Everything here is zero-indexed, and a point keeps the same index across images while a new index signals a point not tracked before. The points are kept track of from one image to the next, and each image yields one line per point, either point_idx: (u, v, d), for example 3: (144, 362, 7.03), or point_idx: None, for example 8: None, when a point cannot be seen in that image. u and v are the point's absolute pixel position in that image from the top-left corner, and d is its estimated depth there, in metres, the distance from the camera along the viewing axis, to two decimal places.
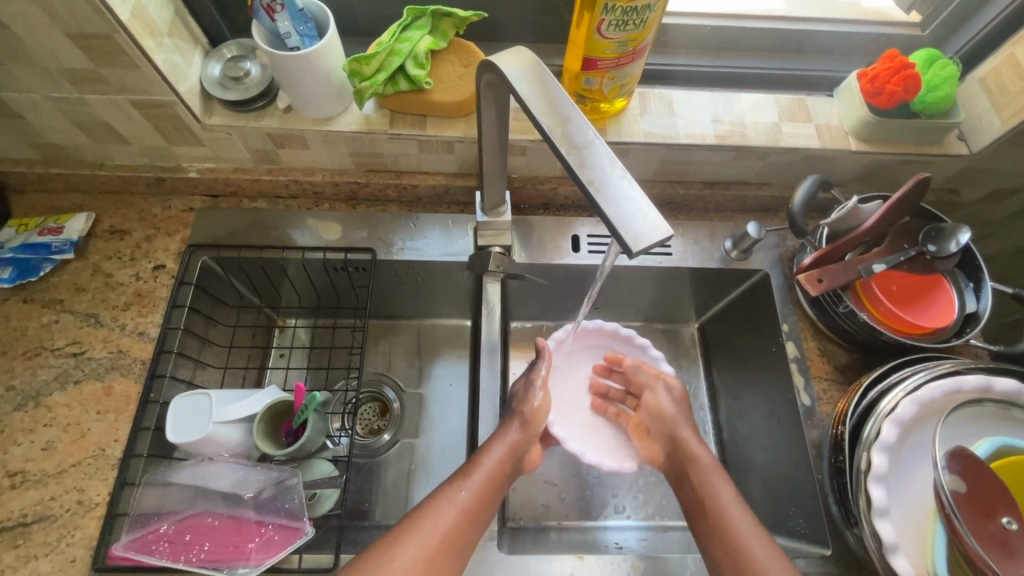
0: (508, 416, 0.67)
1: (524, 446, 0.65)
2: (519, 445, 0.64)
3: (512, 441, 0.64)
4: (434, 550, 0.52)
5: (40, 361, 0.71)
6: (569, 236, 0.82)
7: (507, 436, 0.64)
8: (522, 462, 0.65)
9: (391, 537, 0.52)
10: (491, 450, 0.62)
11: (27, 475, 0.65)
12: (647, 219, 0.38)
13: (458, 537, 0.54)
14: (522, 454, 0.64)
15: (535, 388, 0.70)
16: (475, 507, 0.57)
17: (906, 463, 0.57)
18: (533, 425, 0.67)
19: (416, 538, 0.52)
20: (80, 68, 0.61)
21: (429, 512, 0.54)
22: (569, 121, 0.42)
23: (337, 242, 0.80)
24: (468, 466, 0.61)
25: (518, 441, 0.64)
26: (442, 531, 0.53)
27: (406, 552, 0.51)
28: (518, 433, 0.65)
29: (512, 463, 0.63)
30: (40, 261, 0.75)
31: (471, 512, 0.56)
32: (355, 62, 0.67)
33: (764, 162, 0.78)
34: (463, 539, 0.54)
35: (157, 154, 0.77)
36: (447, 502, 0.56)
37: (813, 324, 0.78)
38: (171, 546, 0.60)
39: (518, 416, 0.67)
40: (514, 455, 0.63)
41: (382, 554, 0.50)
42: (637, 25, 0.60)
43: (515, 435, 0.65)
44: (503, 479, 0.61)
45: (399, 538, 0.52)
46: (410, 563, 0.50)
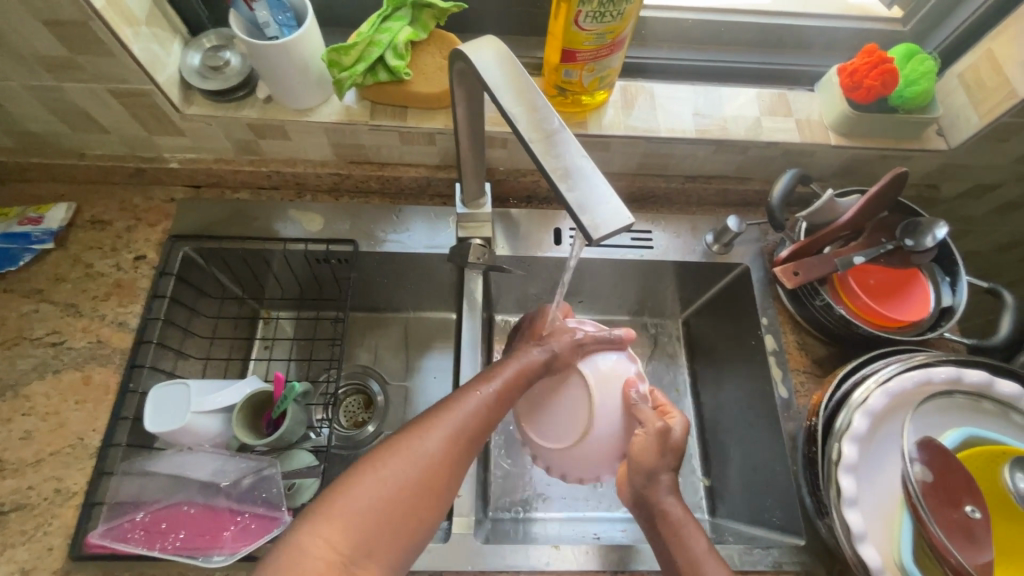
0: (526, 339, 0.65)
1: (541, 368, 0.62)
2: (536, 366, 0.61)
3: (530, 360, 0.61)
4: (453, 442, 0.52)
5: (18, 350, 0.70)
6: (551, 229, 0.82)
7: (531, 351, 0.62)
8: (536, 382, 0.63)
9: (414, 425, 0.52)
10: (509, 363, 0.60)
11: (4, 463, 0.65)
12: (608, 206, 0.38)
13: (473, 436, 0.53)
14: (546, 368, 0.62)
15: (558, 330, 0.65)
16: (490, 416, 0.55)
17: (876, 454, 0.57)
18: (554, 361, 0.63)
19: (440, 427, 0.52)
20: (55, 55, 0.60)
21: (453, 406, 0.54)
22: (536, 109, 0.43)
23: (319, 233, 0.80)
24: (490, 369, 0.59)
25: (537, 364, 0.61)
26: (462, 427, 0.53)
27: (432, 443, 0.51)
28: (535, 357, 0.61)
29: (528, 382, 0.60)
30: (20, 251, 0.75)
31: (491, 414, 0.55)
32: (334, 53, 0.67)
33: (745, 156, 0.78)
34: (475, 440, 0.54)
35: (138, 144, 0.76)
36: (473, 399, 0.55)
37: (792, 318, 0.78)
38: (147, 534, 0.60)
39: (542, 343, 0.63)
40: (529, 376, 0.60)
41: (409, 437, 0.51)
42: (614, 17, 0.60)
43: (533, 356, 0.61)
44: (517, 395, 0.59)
45: (422, 424, 0.52)
46: (435, 451, 0.50)
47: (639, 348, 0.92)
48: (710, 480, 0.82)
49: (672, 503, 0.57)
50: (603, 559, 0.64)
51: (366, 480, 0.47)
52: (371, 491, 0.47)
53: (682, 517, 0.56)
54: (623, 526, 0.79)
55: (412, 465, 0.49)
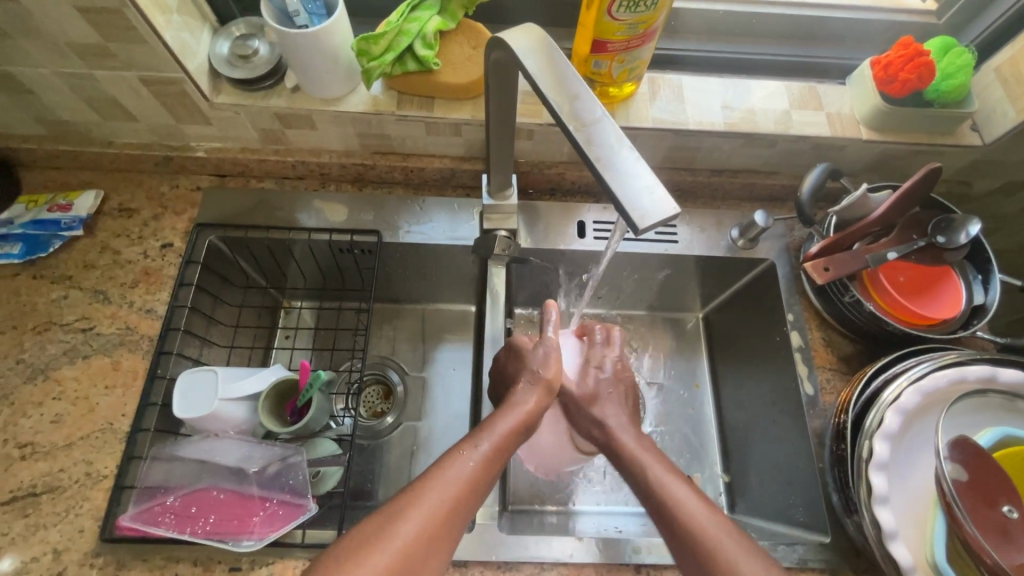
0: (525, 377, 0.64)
1: (535, 414, 0.61)
2: (533, 414, 0.61)
3: (526, 406, 0.61)
4: (434, 523, 0.48)
5: (49, 336, 0.71)
6: (574, 222, 0.82)
7: (523, 403, 0.61)
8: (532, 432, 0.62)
9: (396, 502, 0.48)
10: (500, 418, 0.59)
11: (36, 446, 0.66)
12: (653, 195, 0.38)
13: (457, 509, 0.49)
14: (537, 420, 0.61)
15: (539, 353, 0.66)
16: (481, 478, 0.53)
17: (906, 453, 0.57)
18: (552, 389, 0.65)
19: (418, 507, 0.48)
20: (89, 43, 0.61)
21: (431, 481, 0.50)
22: (577, 98, 0.42)
23: (342, 223, 0.80)
24: (481, 428, 0.58)
25: (535, 407, 0.61)
26: (444, 501, 0.49)
27: (417, 519, 0.47)
28: (533, 400, 0.62)
29: (524, 431, 0.60)
30: (49, 237, 0.76)
31: (478, 480, 0.52)
32: (364, 42, 0.67)
33: (773, 150, 0.77)
34: (463, 510, 0.50)
35: (166, 132, 0.77)
36: (459, 462, 0.53)
37: (819, 314, 0.77)
38: (177, 518, 0.61)
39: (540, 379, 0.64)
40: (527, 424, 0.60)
41: (390, 514, 0.47)
42: (648, 7, 0.59)
43: (530, 402, 0.61)
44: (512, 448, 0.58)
45: (396, 508, 0.48)
46: (418, 526, 0.47)
47: (659, 342, 0.92)
48: (729, 476, 0.82)
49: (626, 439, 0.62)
50: (626, 552, 0.64)
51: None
52: None
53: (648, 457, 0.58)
54: (642, 521, 0.79)
55: (389, 556, 0.44)
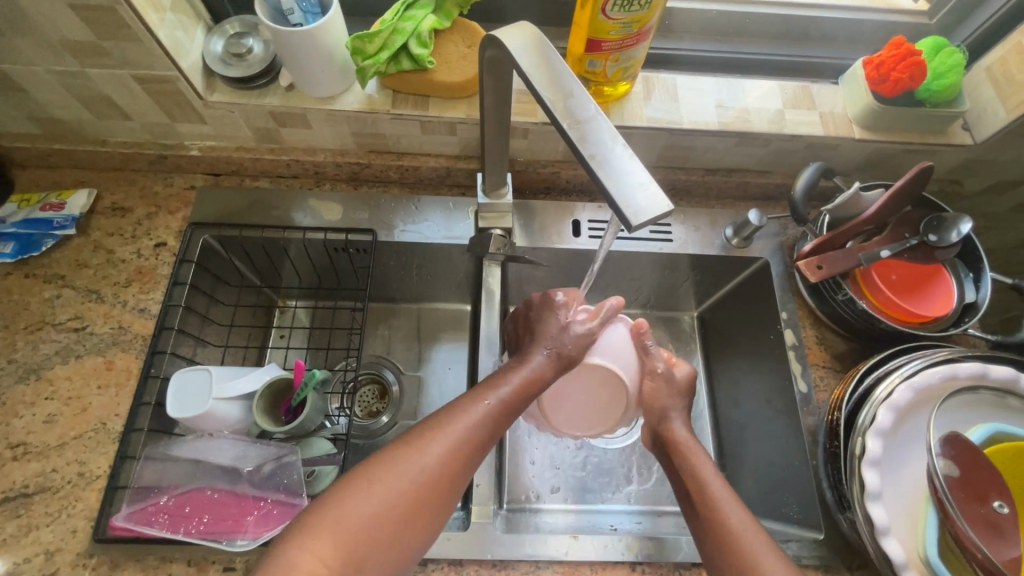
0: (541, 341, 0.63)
1: (547, 377, 0.61)
2: (541, 379, 0.61)
3: (537, 368, 0.61)
4: (451, 458, 0.51)
5: (42, 335, 0.71)
6: (569, 221, 0.82)
7: (535, 362, 0.61)
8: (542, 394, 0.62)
9: (419, 432, 0.51)
10: (517, 371, 0.60)
11: (28, 446, 0.65)
12: (647, 192, 0.38)
13: (472, 448, 0.52)
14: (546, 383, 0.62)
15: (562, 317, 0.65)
16: (495, 424, 0.55)
17: (898, 449, 0.57)
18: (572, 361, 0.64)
19: (439, 442, 0.51)
20: (82, 41, 0.60)
21: (452, 418, 0.53)
22: (571, 96, 0.42)
23: (338, 222, 0.80)
24: (495, 380, 0.59)
25: (547, 369, 0.61)
26: (463, 441, 0.52)
27: (434, 450, 0.50)
28: (547, 363, 0.62)
29: (537, 390, 0.60)
30: (42, 237, 0.75)
31: (490, 427, 0.55)
32: (358, 40, 0.66)
33: (767, 149, 0.78)
34: (475, 452, 0.53)
35: (159, 131, 0.76)
36: (478, 408, 0.55)
37: (812, 312, 0.78)
38: (172, 518, 0.61)
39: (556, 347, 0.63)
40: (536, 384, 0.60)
41: (408, 448, 0.50)
42: (642, 6, 0.59)
43: (541, 363, 0.61)
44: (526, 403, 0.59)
45: (420, 440, 0.51)
46: (434, 460, 0.50)
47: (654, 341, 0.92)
48: (724, 474, 0.83)
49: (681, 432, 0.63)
50: (622, 550, 0.64)
51: (361, 495, 0.46)
52: (367, 505, 0.46)
53: (693, 448, 0.60)
54: (637, 518, 0.79)
55: (408, 483, 0.48)
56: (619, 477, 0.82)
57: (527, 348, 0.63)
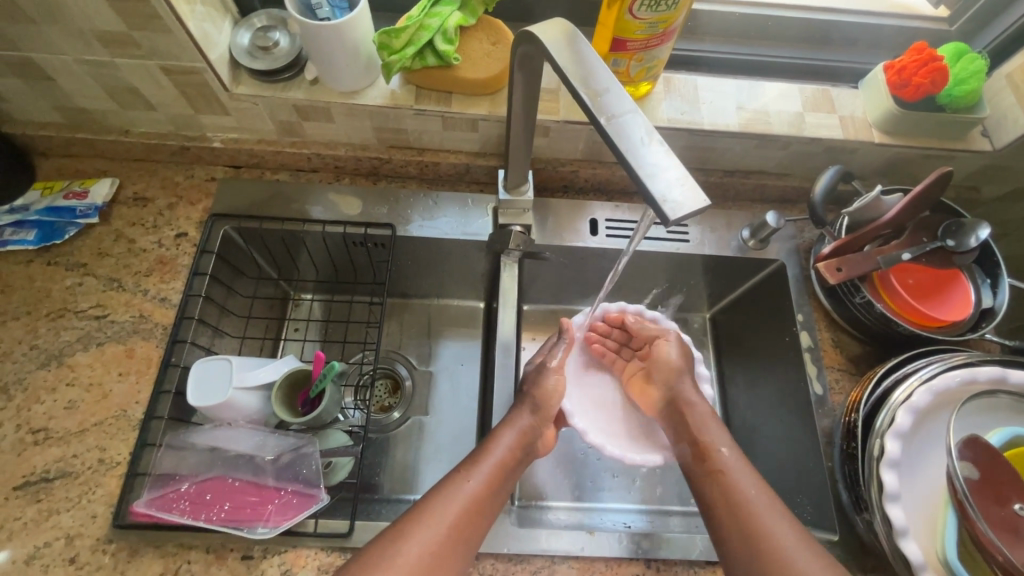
0: (520, 401, 0.66)
1: (534, 433, 0.64)
2: (529, 434, 0.63)
3: (523, 428, 0.63)
4: (444, 540, 0.51)
5: (63, 322, 0.72)
6: (586, 219, 0.82)
7: (519, 421, 0.64)
8: (533, 450, 0.64)
9: (404, 520, 0.52)
10: (501, 438, 0.61)
11: (49, 432, 0.66)
12: (683, 186, 0.38)
13: (469, 526, 0.53)
14: (535, 438, 0.64)
15: (547, 373, 0.70)
16: (487, 495, 0.56)
17: (917, 451, 0.58)
18: (545, 412, 0.66)
19: (426, 528, 0.51)
20: (113, 31, 0.61)
21: (437, 499, 0.53)
22: (606, 93, 0.43)
23: (357, 217, 0.80)
24: (477, 453, 0.60)
25: (530, 427, 0.64)
26: (452, 520, 0.52)
27: (412, 545, 0.49)
28: (529, 419, 0.64)
29: (523, 450, 0.62)
30: (65, 225, 0.76)
31: (481, 498, 0.55)
32: (385, 35, 0.68)
33: (786, 152, 0.78)
34: (474, 528, 0.54)
35: (182, 122, 0.77)
36: (460, 488, 0.55)
37: (827, 315, 0.78)
38: (192, 505, 0.61)
39: (528, 403, 0.66)
40: (524, 442, 0.62)
41: (392, 538, 0.50)
42: (668, 6, 0.60)
43: (526, 421, 0.64)
44: (514, 466, 0.60)
45: (404, 527, 0.51)
46: (424, 547, 0.50)
47: None
48: None
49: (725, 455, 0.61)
50: (638, 547, 0.65)
51: None
52: None
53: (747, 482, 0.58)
54: (647, 518, 0.80)
55: (402, 568, 0.48)
56: (629, 476, 0.82)
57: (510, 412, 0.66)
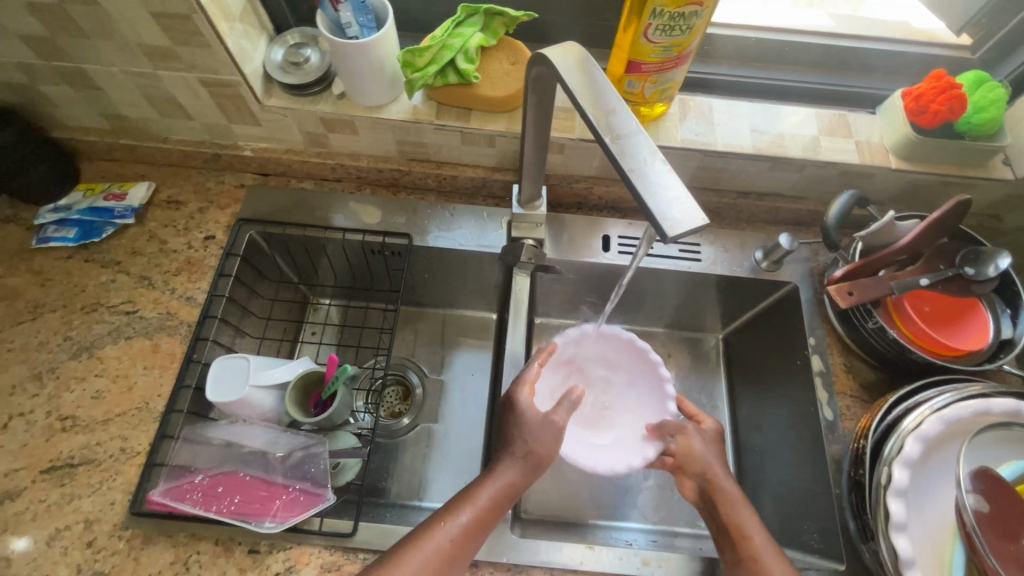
0: (505, 450, 0.63)
1: (521, 486, 0.61)
2: (512, 487, 0.60)
3: (507, 483, 0.60)
4: None
5: (95, 316, 0.76)
6: (599, 236, 0.83)
7: (503, 475, 0.60)
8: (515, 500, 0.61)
9: (374, 566, 0.52)
10: (483, 489, 0.59)
11: (76, 420, 0.69)
12: (683, 207, 0.39)
13: None
14: (517, 493, 0.60)
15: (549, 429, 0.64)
16: (459, 550, 0.55)
17: (926, 481, 0.57)
18: (535, 463, 0.62)
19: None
20: (158, 45, 0.65)
21: (408, 548, 0.53)
22: (614, 113, 0.44)
23: (376, 225, 0.83)
24: (455, 502, 0.58)
25: (514, 483, 0.60)
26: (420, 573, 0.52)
27: None
28: (519, 474, 0.61)
29: (503, 505, 0.59)
30: (103, 224, 0.81)
31: (453, 554, 0.54)
32: (409, 54, 0.70)
33: (801, 175, 0.78)
34: None
35: (217, 131, 0.81)
36: (430, 542, 0.54)
37: (841, 340, 0.77)
38: (205, 496, 0.64)
39: (517, 452, 0.62)
40: (506, 497, 0.59)
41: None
42: (683, 31, 0.61)
43: (512, 475, 0.60)
44: (492, 521, 0.58)
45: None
46: None
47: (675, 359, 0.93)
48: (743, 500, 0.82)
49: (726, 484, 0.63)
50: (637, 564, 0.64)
51: None
52: None
53: (737, 496, 0.61)
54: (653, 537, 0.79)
55: None
56: (635, 495, 0.82)
57: (495, 459, 0.63)
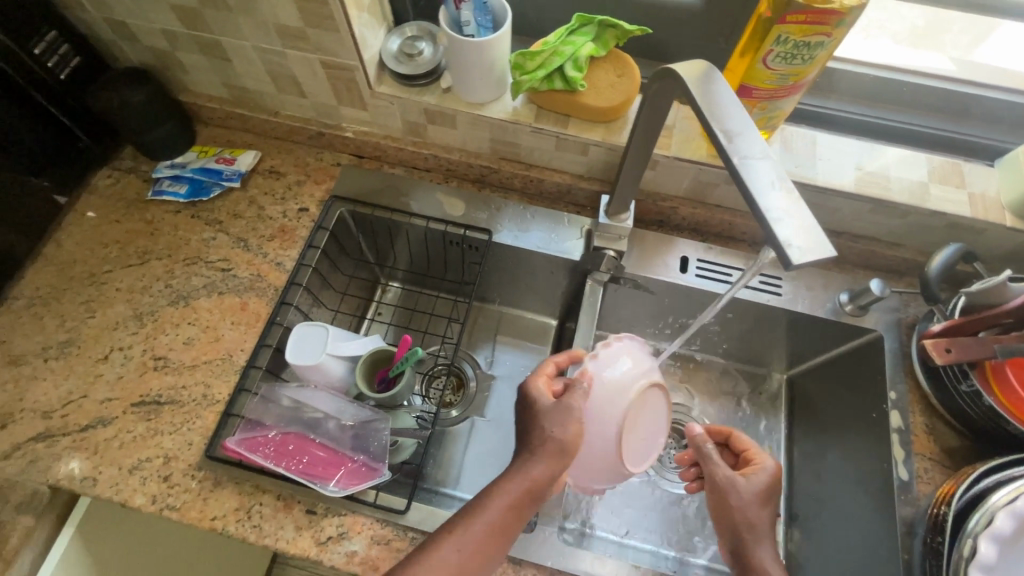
0: (530, 446, 0.58)
1: (547, 484, 0.57)
2: (539, 486, 0.56)
3: (533, 480, 0.56)
4: None
5: (194, 269, 0.81)
6: (677, 256, 0.82)
7: (530, 472, 0.56)
8: (543, 497, 0.58)
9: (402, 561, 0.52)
10: (508, 487, 0.56)
11: (167, 361, 0.75)
12: (810, 237, 0.38)
13: None
14: (542, 491, 0.57)
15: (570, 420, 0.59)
16: (479, 552, 0.53)
17: (1016, 561, 0.53)
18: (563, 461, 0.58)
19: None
20: (291, 26, 0.70)
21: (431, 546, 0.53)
22: (742, 135, 0.44)
23: (458, 218, 0.85)
24: (479, 499, 0.56)
25: (541, 480, 0.56)
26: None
27: None
28: (544, 468, 0.57)
29: (529, 502, 0.56)
30: (211, 184, 0.86)
31: (472, 557, 0.53)
32: (521, 57, 0.73)
33: (903, 221, 0.75)
34: None
35: (324, 111, 0.86)
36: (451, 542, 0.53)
37: (924, 399, 0.73)
38: (276, 451, 0.67)
39: (544, 449, 0.58)
40: (531, 495, 0.56)
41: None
42: (804, 61, 0.60)
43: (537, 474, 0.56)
44: (514, 520, 0.56)
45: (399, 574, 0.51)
46: None
47: (733, 393, 0.92)
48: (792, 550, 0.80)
49: (764, 556, 0.58)
50: None
51: None
52: None
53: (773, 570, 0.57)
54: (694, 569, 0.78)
55: None
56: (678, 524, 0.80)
57: (521, 454, 0.58)
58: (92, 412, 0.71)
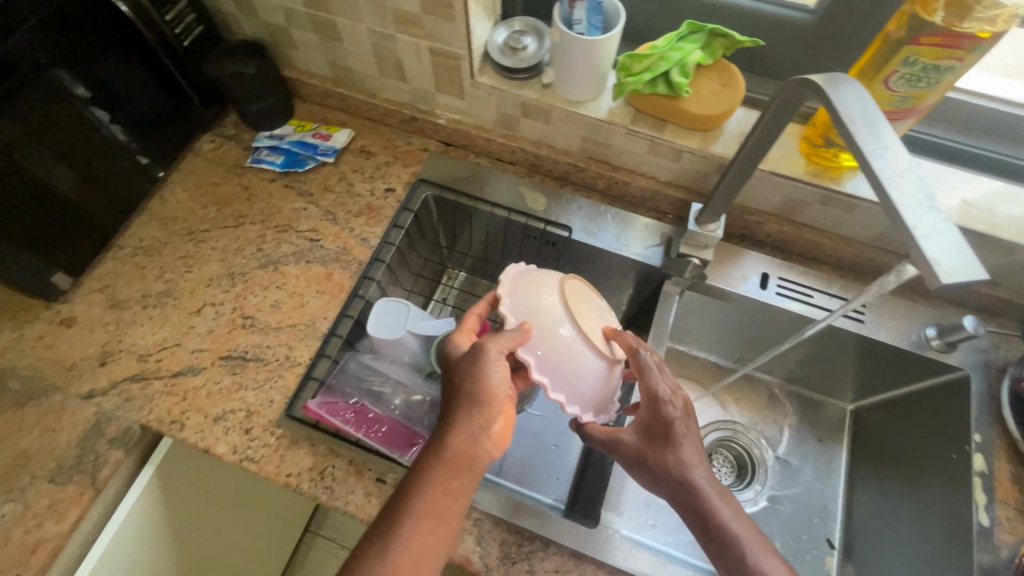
0: (455, 399, 0.58)
1: (481, 438, 0.57)
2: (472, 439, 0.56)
3: (464, 434, 0.56)
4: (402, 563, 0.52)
5: (285, 236, 0.85)
6: (758, 272, 0.81)
7: (461, 426, 0.56)
8: (488, 449, 0.58)
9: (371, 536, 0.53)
10: (445, 444, 0.56)
11: (255, 320, 0.78)
12: (962, 258, 0.38)
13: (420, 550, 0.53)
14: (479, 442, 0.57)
15: (494, 365, 0.57)
16: (439, 509, 0.54)
17: None
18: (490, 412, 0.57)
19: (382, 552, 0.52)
20: (409, 12, 0.73)
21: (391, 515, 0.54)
22: (886, 148, 0.43)
23: (540, 212, 0.86)
24: (422, 459, 0.56)
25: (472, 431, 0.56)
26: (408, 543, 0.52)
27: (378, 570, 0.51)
28: (476, 423, 0.57)
29: (468, 456, 0.56)
30: (306, 157, 0.90)
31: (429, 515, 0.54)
32: (628, 58, 0.73)
33: (1005, 260, 0.72)
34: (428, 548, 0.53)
35: (421, 97, 0.88)
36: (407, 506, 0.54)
37: (1012, 446, 0.70)
38: (354, 418, 0.70)
39: (471, 403, 0.57)
40: (467, 448, 0.56)
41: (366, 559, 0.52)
42: (929, 84, 0.59)
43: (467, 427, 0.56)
44: (464, 473, 0.56)
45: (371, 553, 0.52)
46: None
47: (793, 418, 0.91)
48: None
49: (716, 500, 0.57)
50: None
51: None
52: None
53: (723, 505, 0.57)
54: None
55: None
56: None
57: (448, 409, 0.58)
58: (183, 360, 0.75)
